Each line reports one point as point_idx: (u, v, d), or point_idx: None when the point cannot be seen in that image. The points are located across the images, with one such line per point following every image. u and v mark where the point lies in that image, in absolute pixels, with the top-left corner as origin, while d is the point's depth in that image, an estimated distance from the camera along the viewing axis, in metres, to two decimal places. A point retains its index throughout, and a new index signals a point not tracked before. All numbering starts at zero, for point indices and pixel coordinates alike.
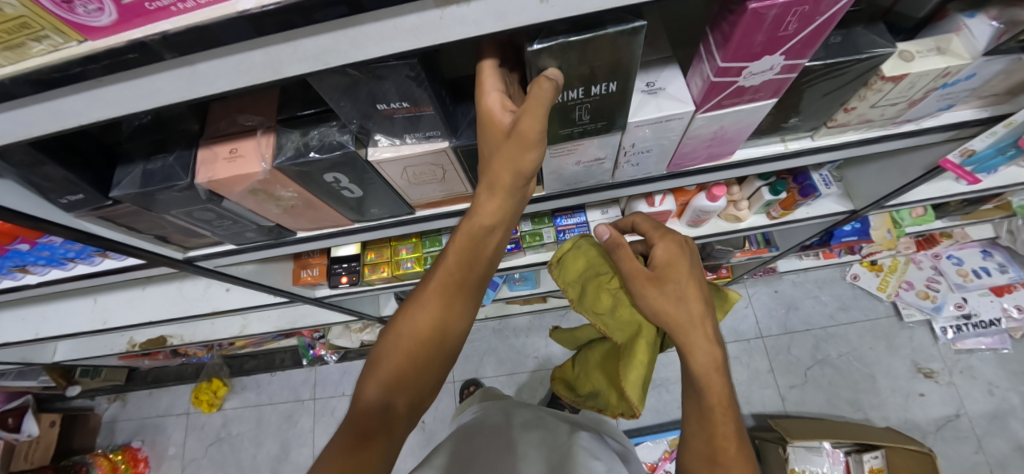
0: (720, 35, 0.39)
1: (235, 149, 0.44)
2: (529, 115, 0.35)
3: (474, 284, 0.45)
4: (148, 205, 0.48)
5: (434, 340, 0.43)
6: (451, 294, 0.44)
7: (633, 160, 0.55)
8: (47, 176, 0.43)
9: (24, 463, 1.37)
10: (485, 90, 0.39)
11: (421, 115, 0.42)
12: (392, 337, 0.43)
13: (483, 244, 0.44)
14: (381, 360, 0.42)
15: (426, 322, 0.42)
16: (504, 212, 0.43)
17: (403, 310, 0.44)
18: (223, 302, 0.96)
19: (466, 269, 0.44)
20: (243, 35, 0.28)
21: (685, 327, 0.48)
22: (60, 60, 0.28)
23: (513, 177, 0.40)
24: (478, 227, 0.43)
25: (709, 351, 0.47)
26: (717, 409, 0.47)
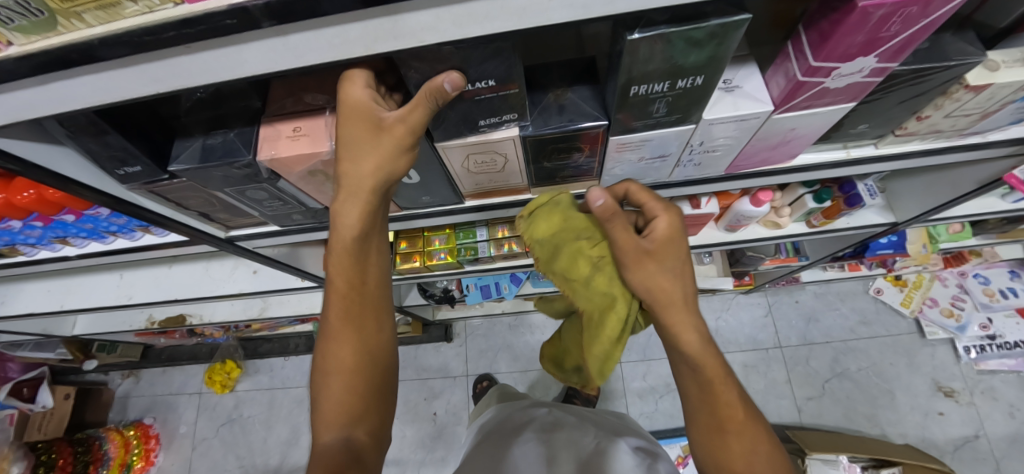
0: (816, 33, 0.37)
1: (299, 127, 0.43)
2: (407, 116, 0.36)
3: (376, 302, 0.44)
4: (203, 181, 0.46)
5: (371, 367, 0.42)
6: (358, 319, 0.42)
7: (694, 160, 0.53)
8: (107, 146, 0.41)
9: (38, 434, 1.37)
10: (352, 88, 0.36)
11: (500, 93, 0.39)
12: (320, 372, 0.42)
13: (365, 256, 0.43)
14: (324, 399, 0.40)
15: (347, 352, 0.41)
16: (372, 219, 0.42)
17: (320, 351, 0.42)
18: (249, 285, 0.96)
19: (362, 289, 0.43)
20: (345, 6, 0.26)
21: (674, 307, 0.45)
22: (153, 23, 0.27)
23: (381, 180, 0.40)
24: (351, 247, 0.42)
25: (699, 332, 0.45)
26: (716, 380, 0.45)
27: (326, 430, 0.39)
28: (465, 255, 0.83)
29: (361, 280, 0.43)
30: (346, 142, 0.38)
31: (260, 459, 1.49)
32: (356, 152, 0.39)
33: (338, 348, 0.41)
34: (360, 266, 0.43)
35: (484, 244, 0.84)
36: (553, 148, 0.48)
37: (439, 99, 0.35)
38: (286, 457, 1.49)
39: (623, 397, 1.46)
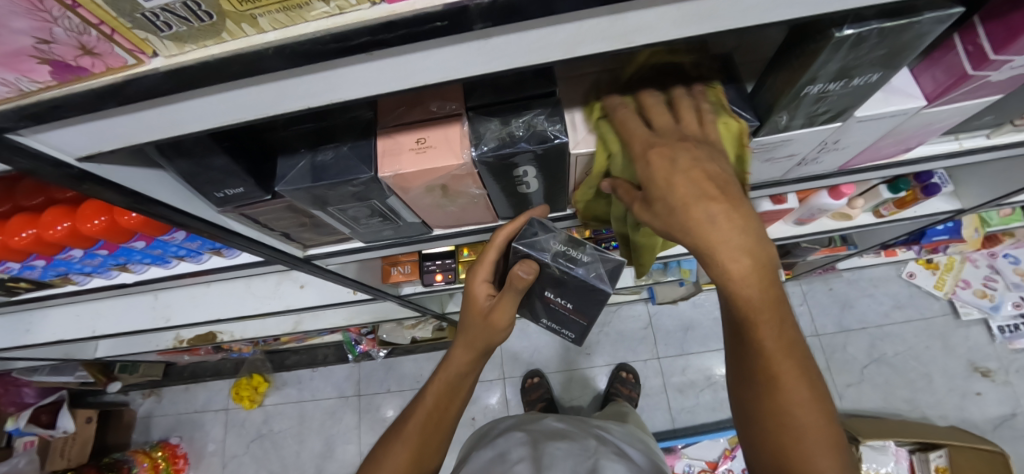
0: (1000, 24, 0.35)
1: (423, 138, 0.39)
2: (502, 303, 0.49)
3: (448, 423, 0.53)
4: (307, 201, 0.42)
5: (430, 435, 0.52)
6: (430, 430, 0.52)
7: (818, 159, 0.50)
8: (214, 168, 0.37)
9: (61, 460, 1.31)
10: (476, 280, 0.51)
11: (557, 280, 0.47)
12: (392, 443, 0.52)
13: (459, 388, 0.54)
14: (382, 463, 0.50)
15: (410, 444, 0.51)
16: (471, 369, 0.54)
17: (397, 428, 0.53)
18: (297, 300, 0.91)
19: (444, 410, 0.53)
20: (578, 5, 0.22)
21: (752, 306, 0.34)
22: (344, 28, 0.22)
23: (483, 345, 0.52)
24: (459, 351, 0.53)
25: (782, 342, 0.35)
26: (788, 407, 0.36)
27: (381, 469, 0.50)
28: None
29: (444, 405, 0.53)
30: (464, 313, 0.53)
31: None
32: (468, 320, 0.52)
33: (424, 409, 0.53)
34: (453, 394, 0.53)
35: None
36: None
37: (517, 287, 0.46)
38: (322, 470, 1.46)
39: (663, 392, 1.45)
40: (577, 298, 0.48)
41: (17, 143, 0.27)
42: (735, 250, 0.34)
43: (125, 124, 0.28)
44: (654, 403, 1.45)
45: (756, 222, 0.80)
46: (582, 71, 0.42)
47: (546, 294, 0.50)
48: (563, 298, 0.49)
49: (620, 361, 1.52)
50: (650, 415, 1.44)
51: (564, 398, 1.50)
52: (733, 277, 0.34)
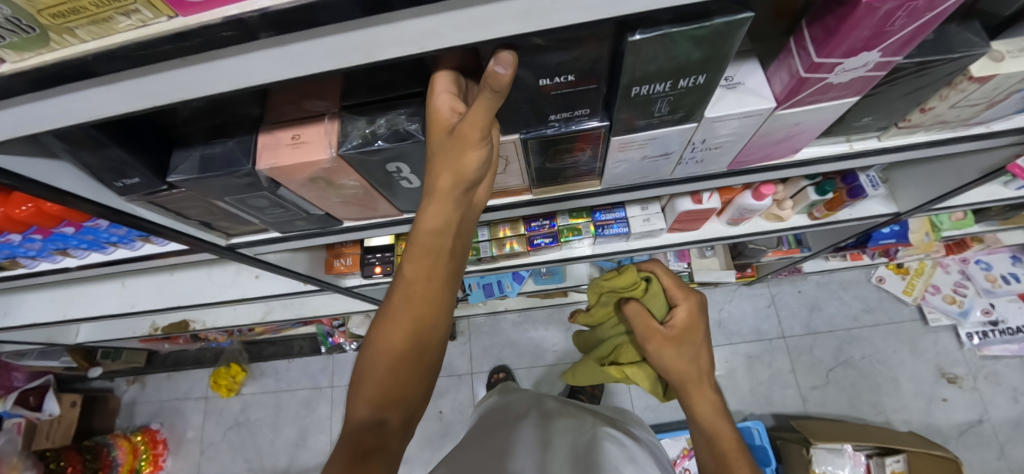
0: (820, 28, 0.37)
1: (299, 135, 0.43)
2: (476, 115, 0.35)
3: (436, 297, 0.41)
4: (203, 192, 0.46)
5: (422, 316, 0.39)
6: (417, 308, 0.39)
7: (695, 158, 0.53)
8: (107, 159, 0.41)
9: (46, 442, 1.38)
10: (435, 92, 0.37)
11: (545, 50, 0.33)
12: (370, 342, 0.39)
13: (439, 250, 0.41)
14: (362, 379, 0.37)
15: (398, 337, 0.38)
16: (449, 216, 0.41)
17: (376, 327, 0.39)
18: (252, 289, 0.95)
19: (429, 276, 0.41)
20: (344, 15, 0.26)
21: (693, 385, 0.61)
22: (149, 37, 0.26)
23: (460, 177, 0.39)
24: (427, 225, 0.41)
25: (714, 410, 0.62)
26: (729, 453, 0.60)
27: (360, 403, 0.36)
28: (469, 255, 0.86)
29: (425, 273, 0.41)
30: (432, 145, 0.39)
31: (268, 462, 1.51)
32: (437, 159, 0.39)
33: (407, 279, 0.41)
34: (434, 256, 0.41)
35: (487, 244, 0.85)
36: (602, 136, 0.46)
37: (493, 90, 0.33)
38: (294, 459, 1.51)
39: (627, 391, 1.47)
40: (576, 59, 0.35)
41: None
42: (672, 355, 0.62)
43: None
44: (618, 401, 1.47)
45: (685, 222, 0.81)
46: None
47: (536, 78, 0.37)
48: (559, 72, 0.36)
49: None
50: None
51: None
52: (681, 374, 0.62)
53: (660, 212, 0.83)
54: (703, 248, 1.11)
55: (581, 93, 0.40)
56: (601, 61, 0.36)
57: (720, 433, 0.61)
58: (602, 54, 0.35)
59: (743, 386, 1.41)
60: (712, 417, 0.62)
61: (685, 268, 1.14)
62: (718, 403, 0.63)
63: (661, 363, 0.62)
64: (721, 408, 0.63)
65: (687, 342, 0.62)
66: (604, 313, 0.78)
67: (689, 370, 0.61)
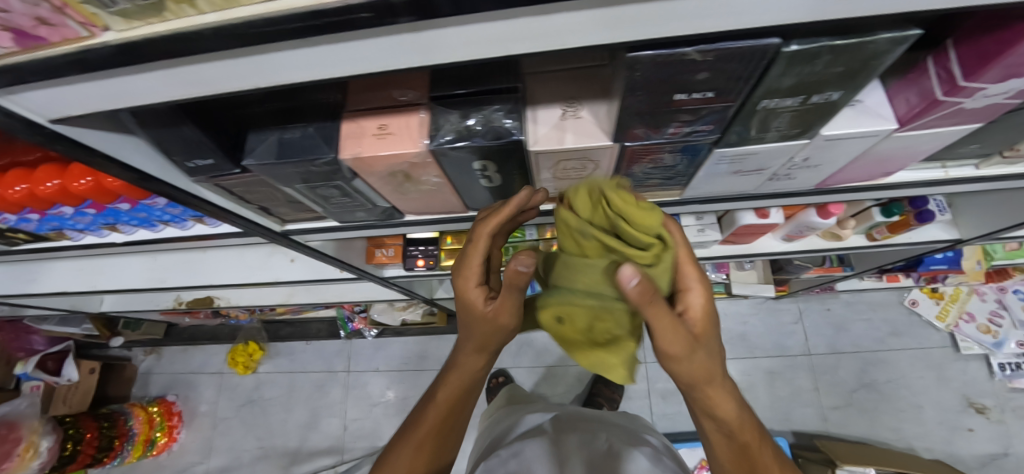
0: (970, 52, 0.34)
1: (385, 125, 0.40)
2: (504, 310, 0.44)
3: (462, 411, 0.55)
4: (275, 177, 0.43)
5: (443, 426, 0.54)
6: (444, 421, 0.54)
7: (790, 175, 0.50)
8: (181, 138, 0.39)
9: (63, 406, 1.38)
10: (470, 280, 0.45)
11: (693, 65, 0.31)
12: (402, 447, 0.54)
13: (469, 385, 0.53)
14: (393, 457, 0.54)
15: (424, 445, 0.53)
16: (478, 367, 0.52)
17: (411, 421, 0.56)
18: (285, 273, 0.94)
19: (457, 403, 0.54)
20: (497, 3, 0.23)
21: (711, 386, 0.42)
22: (277, 14, 0.23)
23: (488, 346, 0.49)
24: (462, 370, 0.52)
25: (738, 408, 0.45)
26: (751, 443, 0.47)
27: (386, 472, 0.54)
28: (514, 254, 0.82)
29: (456, 406, 0.54)
30: (462, 317, 0.48)
31: (280, 441, 1.49)
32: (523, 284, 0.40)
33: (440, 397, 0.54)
34: (466, 386, 0.53)
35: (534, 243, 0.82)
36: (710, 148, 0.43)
37: (517, 289, 0.41)
38: (306, 441, 1.49)
39: (644, 398, 1.45)
40: (723, 76, 0.32)
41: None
42: (697, 364, 0.40)
43: (95, 90, 0.30)
44: (635, 406, 1.45)
45: (741, 235, 0.78)
46: (546, 70, 0.42)
47: (670, 92, 0.34)
48: (699, 88, 0.33)
49: None
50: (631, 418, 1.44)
51: (546, 393, 1.52)
52: (699, 387, 0.42)
53: (715, 224, 0.80)
54: (743, 261, 1.08)
55: (709, 112, 0.37)
56: (747, 81, 0.32)
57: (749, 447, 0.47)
58: (755, 75, 0.32)
59: (764, 401, 1.39)
60: (739, 431, 0.46)
61: (722, 279, 1.11)
62: (743, 405, 0.47)
63: (675, 371, 0.41)
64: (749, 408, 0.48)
65: (707, 343, 0.40)
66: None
67: (711, 384, 0.42)
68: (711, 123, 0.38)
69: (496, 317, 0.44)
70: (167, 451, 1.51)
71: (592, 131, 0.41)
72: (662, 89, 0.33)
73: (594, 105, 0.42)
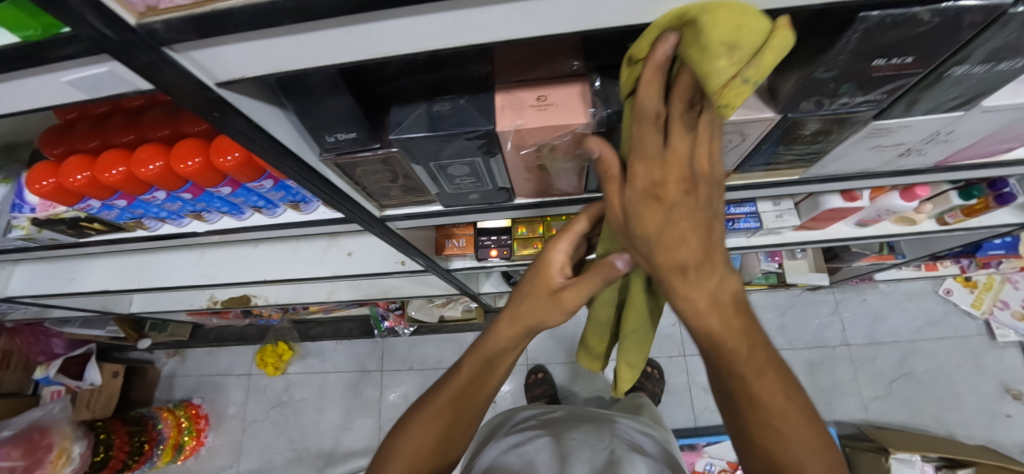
0: None
1: (545, 96, 0.38)
2: (576, 288, 0.43)
3: (481, 400, 0.51)
4: (414, 153, 0.41)
5: (462, 409, 0.50)
6: (461, 405, 0.50)
7: (921, 151, 0.49)
8: (332, 110, 0.36)
9: (86, 411, 1.32)
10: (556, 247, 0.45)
11: (915, 27, 0.30)
12: (416, 422, 0.49)
13: (497, 366, 0.50)
14: (397, 448, 0.49)
15: (434, 431, 0.48)
16: (514, 342, 0.49)
17: (426, 399, 0.51)
18: (343, 267, 0.91)
19: (481, 386, 0.50)
20: None
21: (714, 317, 0.34)
22: None
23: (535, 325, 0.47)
24: (494, 346, 0.49)
25: (766, 377, 0.33)
26: (790, 445, 0.33)
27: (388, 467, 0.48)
28: None
29: (479, 380, 0.50)
30: (528, 280, 0.47)
31: (313, 443, 1.46)
32: (635, 222, 0.34)
33: (463, 375, 0.51)
34: (493, 365, 0.50)
35: None
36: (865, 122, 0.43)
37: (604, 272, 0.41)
38: (340, 442, 1.45)
39: (684, 391, 1.44)
40: (935, 38, 0.31)
41: (172, 58, 0.27)
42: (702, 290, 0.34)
43: (285, 48, 0.28)
44: (676, 400, 1.44)
45: (820, 220, 0.77)
46: None
47: (869, 57, 0.33)
48: (905, 51, 0.32)
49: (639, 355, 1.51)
50: (673, 412, 1.43)
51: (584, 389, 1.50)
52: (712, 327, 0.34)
53: (792, 210, 0.79)
54: (796, 250, 1.08)
55: (890, 79, 0.36)
56: (955, 44, 0.32)
57: (792, 463, 0.33)
58: (966, 37, 0.31)
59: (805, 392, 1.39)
60: (771, 425, 0.33)
61: (775, 268, 1.11)
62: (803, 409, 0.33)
63: (665, 289, 0.36)
64: (813, 416, 0.34)
65: (720, 270, 0.34)
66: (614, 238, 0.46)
67: (728, 331, 0.34)
68: (885, 90, 0.38)
69: (565, 295, 0.44)
70: (196, 455, 1.46)
71: (754, 103, 0.42)
72: (864, 54, 0.33)
73: (751, 79, 0.44)
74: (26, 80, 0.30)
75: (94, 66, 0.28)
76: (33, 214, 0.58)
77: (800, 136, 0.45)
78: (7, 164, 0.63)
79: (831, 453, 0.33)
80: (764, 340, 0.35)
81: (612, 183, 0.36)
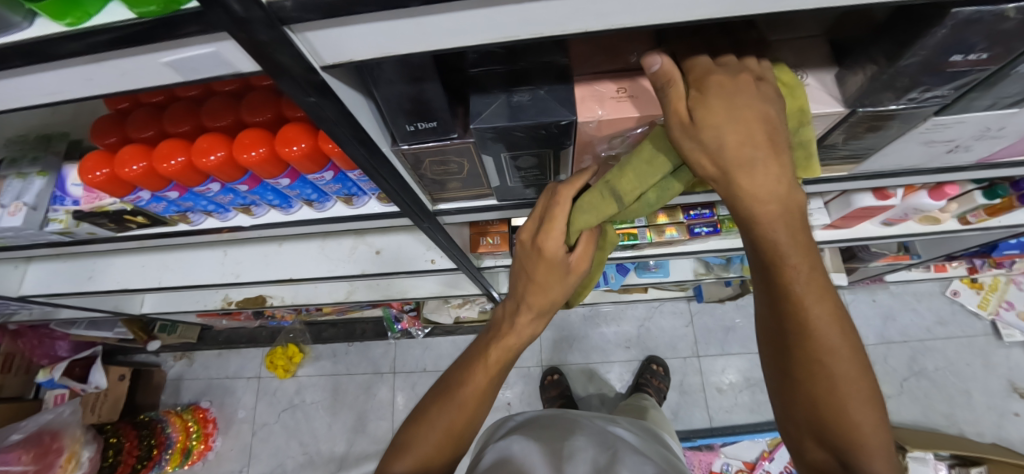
0: None
1: (623, 87, 0.40)
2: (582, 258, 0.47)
3: (498, 383, 0.54)
4: (488, 143, 0.42)
5: (481, 395, 0.52)
6: (483, 394, 0.52)
7: (969, 146, 0.51)
8: (418, 98, 0.37)
9: (92, 415, 1.29)
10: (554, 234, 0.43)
11: (1000, 24, 0.31)
12: (440, 408, 0.52)
13: (514, 350, 0.54)
14: (412, 444, 0.50)
15: (460, 420, 0.50)
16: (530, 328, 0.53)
17: (445, 401, 0.52)
18: (371, 265, 0.90)
19: (500, 368, 0.53)
20: None
21: (782, 251, 0.33)
22: None
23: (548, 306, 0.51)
24: (514, 333, 0.53)
25: (829, 316, 0.34)
26: (841, 386, 0.33)
27: (401, 461, 0.49)
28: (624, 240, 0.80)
29: (503, 367, 0.54)
30: (530, 263, 0.48)
31: (325, 446, 1.43)
32: (703, 112, 0.31)
33: (488, 362, 0.53)
34: (510, 344, 0.53)
35: (642, 229, 0.82)
36: (924, 116, 0.44)
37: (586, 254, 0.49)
38: (353, 444, 1.43)
39: (700, 391, 1.45)
40: (1016, 34, 0.32)
41: (289, 37, 0.27)
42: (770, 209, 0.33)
43: (397, 32, 0.28)
44: (691, 400, 1.45)
45: (850, 218, 0.79)
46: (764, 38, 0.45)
47: (947, 54, 0.34)
48: (984, 47, 0.33)
49: (652, 354, 1.51)
50: (688, 412, 1.43)
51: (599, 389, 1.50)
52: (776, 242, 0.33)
53: (822, 208, 0.81)
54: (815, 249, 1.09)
55: (960, 75, 0.37)
56: None
57: (840, 404, 0.33)
58: None
59: None
60: (824, 358, 0.33)
61: None
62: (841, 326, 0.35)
63: (733, 196, 0.33)
64: (865, 364, 0.34)
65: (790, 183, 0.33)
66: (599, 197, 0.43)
67: (794, 245, 0.33)
68: (952, 85, 0.39)
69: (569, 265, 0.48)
70: (203, 460, 1.42)
71: (822, 97, 0.43)
72: (944, 49, 0.34)
73: (821, 73, 0.45)
74: (126, 61, 0.30)
75: (201, 46, 0.28)
76: (76, 207, 0.58)
77: (856, 131, 0.47)
78: (44, 155, 0.62)
79: (879, 400, 0.34)
80: (822, 263, 0.34)
81: (678, 91, 0.32)
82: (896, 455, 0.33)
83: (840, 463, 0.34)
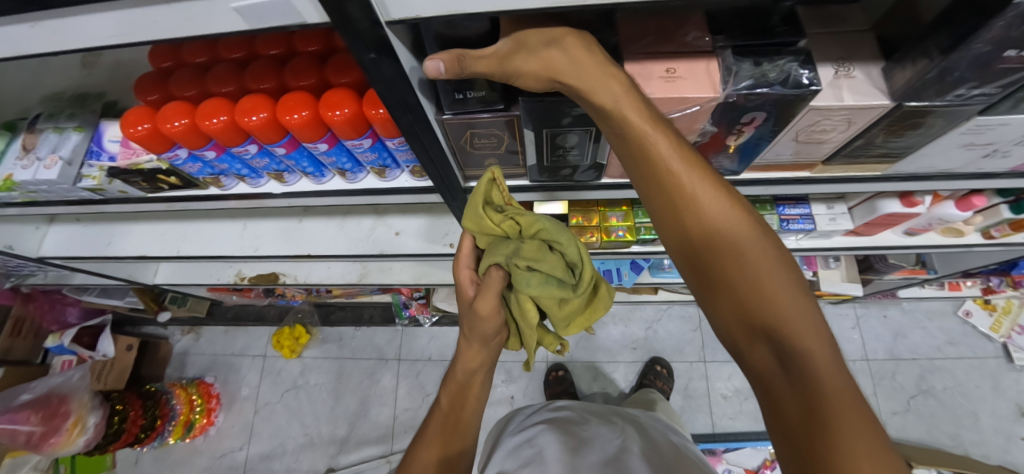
0: None
1: (673, 69, 0.40)
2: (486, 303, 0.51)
3: (468, 421, 0.56)
4: (533, 117, 0.43)
5: (452, 429, 0.55)
6: (450, 431, 0.54)
7: (1006, 152, 0.51)
8: None
9: (97, 384, 1.28)
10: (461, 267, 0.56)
11: None
12: (416, 448, 0.54)
13: (467, 387, 0.59)
14: None
15: (432, 453, 0.52)
16: (479, 360, 0.59)
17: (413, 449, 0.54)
18: (389, 246, 0.90)
19: (460, 409, 0.57)
20: None
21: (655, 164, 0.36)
22: None
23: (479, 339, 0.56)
24: (462, 371, 0.59)
25: (717, 205, 0.36)
26: (757, 273, 0.33)
27: None
28: (646, 234, 0.80)
29: (458, 404, 0.57)
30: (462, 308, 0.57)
31: (326, 429, 1.43)
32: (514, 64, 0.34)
33: (442, 407, 0.58)
34: (463, 385, 0.58)
35: None
36: (967, 116, 0.44)
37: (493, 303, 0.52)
38: (354, 429, 1.43)
39: (704, 396, 1.44)
40: None
41: None
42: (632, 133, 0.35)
43: None
44: (696, 405, 1.44)
45: (873, 225, 0.79)
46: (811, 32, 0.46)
47: (1000, 47, 0.33)
48: None
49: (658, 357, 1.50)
50: (691, 416, 1.43)
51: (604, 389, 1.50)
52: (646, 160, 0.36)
53: (846, 213, 0.80)
54: (832, 257, 1.09)
55: (1010, 72, 0.36)
56: None
57: (764, 290, 0.33)
58: None
59: None
60: (734, 256, 0.34)
61: (810, 276, 1.12)
62: (759, 230, 0.35)
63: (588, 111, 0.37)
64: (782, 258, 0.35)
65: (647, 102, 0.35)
66: (510, 229, 0.47)
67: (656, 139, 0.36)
68: (1001, 83, 0.38)
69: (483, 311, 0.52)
70: (204, 434, 1.44)
71: (868, 89, 0.43)
72: (1000, 42, 0.33)
73: (868, 66, 0.45)
74: (194, 7, 0.30)
75: None
76: (111, 163, 0.58)
77: (893, 128, 0.47)
78: (81, 112, 0.63)
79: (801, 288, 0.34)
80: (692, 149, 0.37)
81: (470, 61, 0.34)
82: (832, 339, 0.32)
83: (775, 354, 0.32)
